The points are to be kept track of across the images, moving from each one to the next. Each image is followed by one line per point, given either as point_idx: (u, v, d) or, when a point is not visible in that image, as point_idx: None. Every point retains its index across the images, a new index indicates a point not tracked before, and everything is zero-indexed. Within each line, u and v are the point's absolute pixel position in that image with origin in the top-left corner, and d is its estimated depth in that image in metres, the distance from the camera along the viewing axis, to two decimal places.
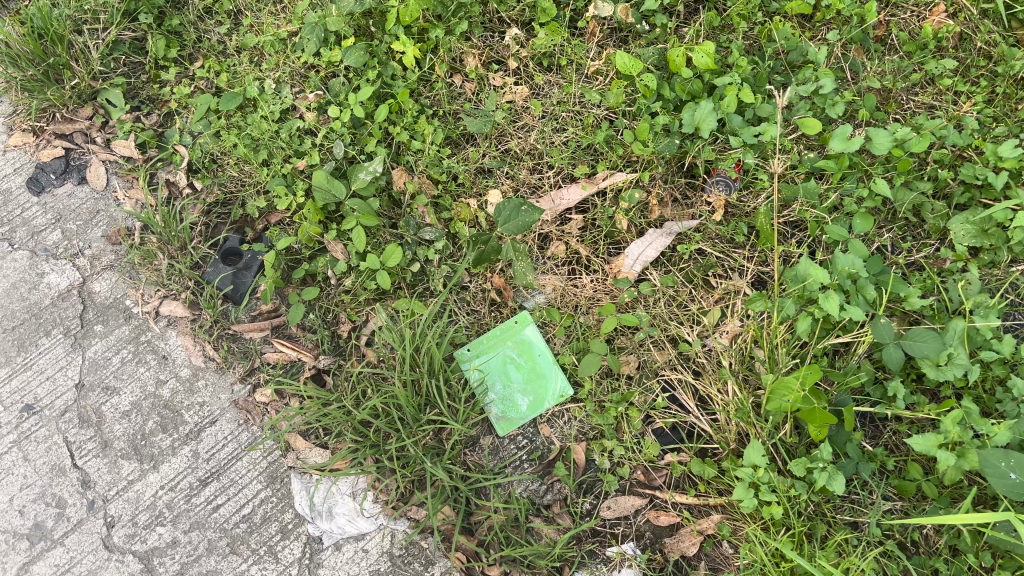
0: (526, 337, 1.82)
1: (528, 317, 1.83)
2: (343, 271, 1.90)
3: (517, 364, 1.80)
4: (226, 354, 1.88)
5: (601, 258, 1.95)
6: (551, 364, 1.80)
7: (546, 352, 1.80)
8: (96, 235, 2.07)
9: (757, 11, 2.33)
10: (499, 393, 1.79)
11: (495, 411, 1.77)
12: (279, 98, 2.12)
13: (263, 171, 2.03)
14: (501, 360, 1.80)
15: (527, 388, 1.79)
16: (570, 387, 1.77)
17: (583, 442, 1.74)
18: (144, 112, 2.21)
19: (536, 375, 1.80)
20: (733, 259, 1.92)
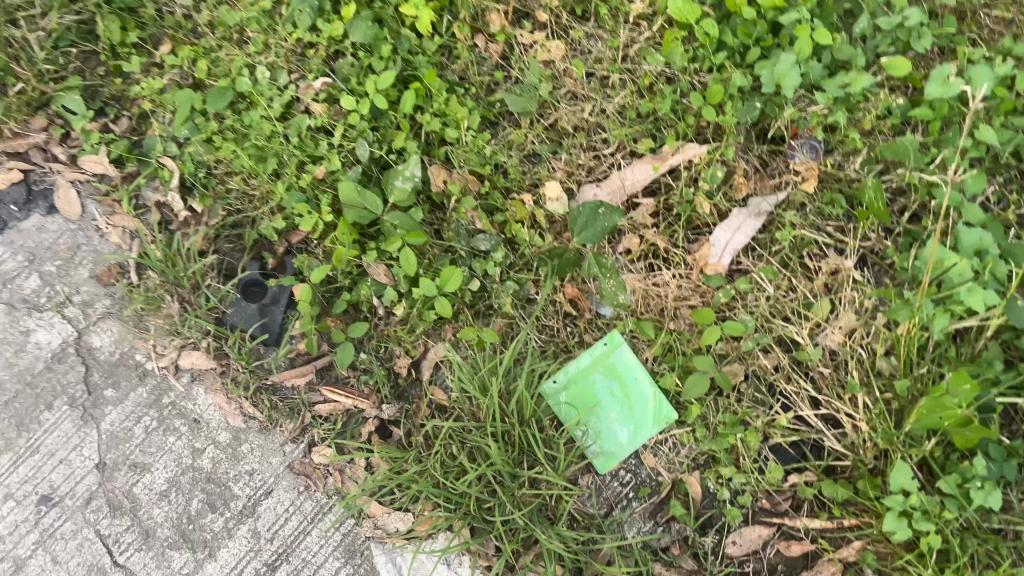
0: (614, 359, 1.60)
1: (615, 337, 1.60)
2: (395, 303, 1.63)
3: (609, 393, 1.59)
4: (269, 411, 1.62)
5: (682, 249, 1.70)
6: (647, 386, 1.58)
7: (641, 374, 1.59)
8: (82, 276, 1.73)
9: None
10: (594, 428, 1.57)
11: (594, 449, 1.56)
12: (277, 89, 1.76)
13: (274, 184, 1.70)
14: (591, 391, 1.59)
15: (624, 418, 1.58)
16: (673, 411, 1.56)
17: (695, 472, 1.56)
18: (111, 116, 1.82)
19: (632, 402, 1.58)
20: (828, 235, 1.69)
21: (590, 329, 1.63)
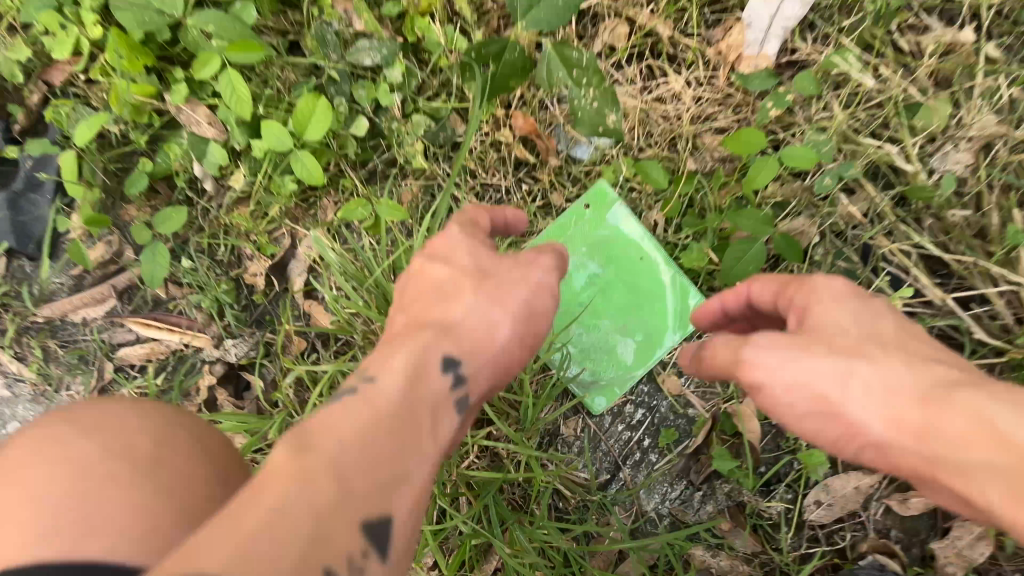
0: (602, 229, 0.97)
1: (601, 192, 0.96)
2: (234, 174, 0.98)
3: (599, 284, 0.98)
4: (45, 365, 0.99)
5: (701, 36, 1.03)
6: (658, 269, 0.96)
7: (647, 249, 0.96)
8: None
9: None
10: (579, 343, 0.98)
11: (579, 377, 0.97)
12: None
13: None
14: (571, 283, 0.98)
15: (624, 322, 0.97)
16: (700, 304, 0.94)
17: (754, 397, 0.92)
18: None
19: (636, 295, 0.97)
20: None
21: (556, 188, 1.01)
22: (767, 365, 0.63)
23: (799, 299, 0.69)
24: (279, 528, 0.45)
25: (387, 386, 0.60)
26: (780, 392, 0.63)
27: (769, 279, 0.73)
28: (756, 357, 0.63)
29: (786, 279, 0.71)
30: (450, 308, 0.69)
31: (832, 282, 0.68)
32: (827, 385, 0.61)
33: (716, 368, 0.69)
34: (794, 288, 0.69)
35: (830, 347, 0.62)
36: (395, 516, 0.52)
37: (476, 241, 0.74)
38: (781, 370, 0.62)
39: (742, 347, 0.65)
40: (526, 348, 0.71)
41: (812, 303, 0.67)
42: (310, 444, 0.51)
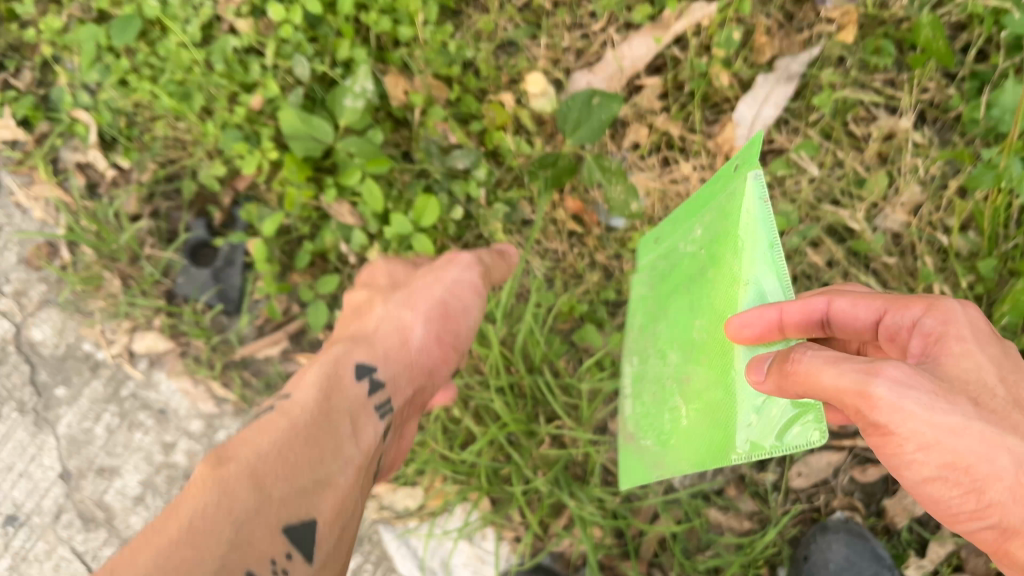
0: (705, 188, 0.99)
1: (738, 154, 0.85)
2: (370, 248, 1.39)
3: (677, 268, 1.09)
4: (241, 389, 1.40)
5: (700, 134, 1.40)
6: (754, 270, 0.88)
7: (760, 231, 0.85)
8: (11, 261, 1.51)
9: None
10: (659, 399, 1.13)
11: (641, 438, 1.16)
12: (192, 6, 1.46)
13: (206, 124, 1.44)
14: (658, 239, 1.16)
15: (671, 427, 1.08)
16: (824, 439, 0.79)
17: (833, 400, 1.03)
18: (12, 70, 1.56)
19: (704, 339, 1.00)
20: (876, 91, 1.37)
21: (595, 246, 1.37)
22: (890, 397, 0.68)
23: (938, 329, 0.77)
24: (193, 549, 0.71)
25: (302, 392, 0.92)
26: (901, 426, 0.68)
27: (906, 306, 0.82)
28: (902, 406, 0.68)
29: (924, 301, 0.80)
30: (365, 324, 1.09)
31: (965, 309, 0.78)
32: (969, 453, 0.68)
33: (802, 380, 0.73)
34: (933, 309, 0.79)
35: (974, 415, 0.69)
36: (320, 501, 0.81)
37: (388, 276, 1.19)
38: (911, 399, 0.68)
39: (870, 379, 0.68)
40: (444, 344, 1.09)
41: (950, 329, 0.76)
42: (227, 459, 0.80)
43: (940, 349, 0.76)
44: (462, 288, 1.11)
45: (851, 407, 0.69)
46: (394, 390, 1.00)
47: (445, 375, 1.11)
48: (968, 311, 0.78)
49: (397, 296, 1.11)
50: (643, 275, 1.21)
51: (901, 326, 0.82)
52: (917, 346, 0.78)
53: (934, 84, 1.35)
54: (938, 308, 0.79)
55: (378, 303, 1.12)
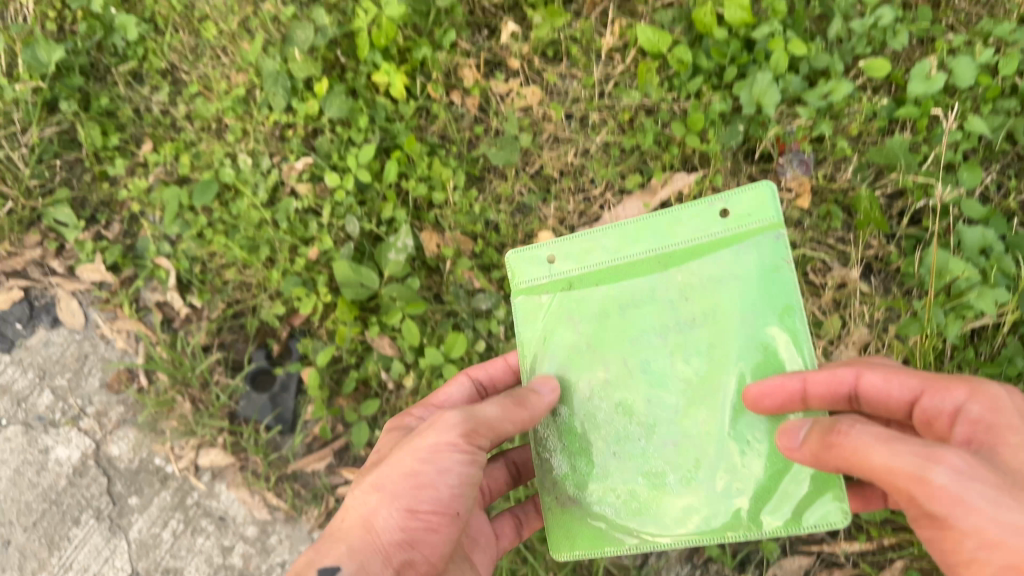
0: (667, 222, 1.17)
1: (744, 186, 1.13)
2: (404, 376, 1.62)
3: (619, 321, 1.18)
4: (293, 499, 1.63)
5: None
6: (773, 303, 1.11)
7: (761, 262, 1.12)
8: (93, 386, 1.78)
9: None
10: (630, 460, 1.15)
11: (595, 505, 1.18)
12: (261, 173, 1.79)
13: (270, 270, 1.72)
14: (552, 292, 1.22)
15: (647, 500, 1.15)
16: (847, 520, 1.06)
17: (857, 492, 1.20)
18: (103, 223, 1.86)
19: (712, 407, 1.12)
20: (830, 247, 1.67)
21: None
22: (952, 485, 0.81)
23: (989, 417, 0.91)
24: None
25: None
26: (965, 513, 0.80)
27: (948, 390, 0.97)
28: (964, 494, 0.80)
29: (968, 388, 0.95)
30: (351, 516, 1.06)
31: (1004, 397, 0.93)
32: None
33: (850, 451, 0.88)
34: (978, 395, 0.94)
35: None
36: None
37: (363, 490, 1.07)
38: (974, 489, 0.81)
39: (930, 465, 0.82)
40: (416, 520, 1.02)
41: (1000, 419, 0.91)
42: None
43: (994, 437, 0.90)
44: (434, 453, 1.03)
45: (914, 488, 0.82)
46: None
47: (440, 541, 1.05)
48: (1010, 399, 0.94)
49: (372, 473, 1.08)
50: (528, 327, 1.23)
51: (942, 409, 0.97)
52: (964, 430, 0.94)
53: (875, 243, 1.64)
54: (983, 393, 0.94)
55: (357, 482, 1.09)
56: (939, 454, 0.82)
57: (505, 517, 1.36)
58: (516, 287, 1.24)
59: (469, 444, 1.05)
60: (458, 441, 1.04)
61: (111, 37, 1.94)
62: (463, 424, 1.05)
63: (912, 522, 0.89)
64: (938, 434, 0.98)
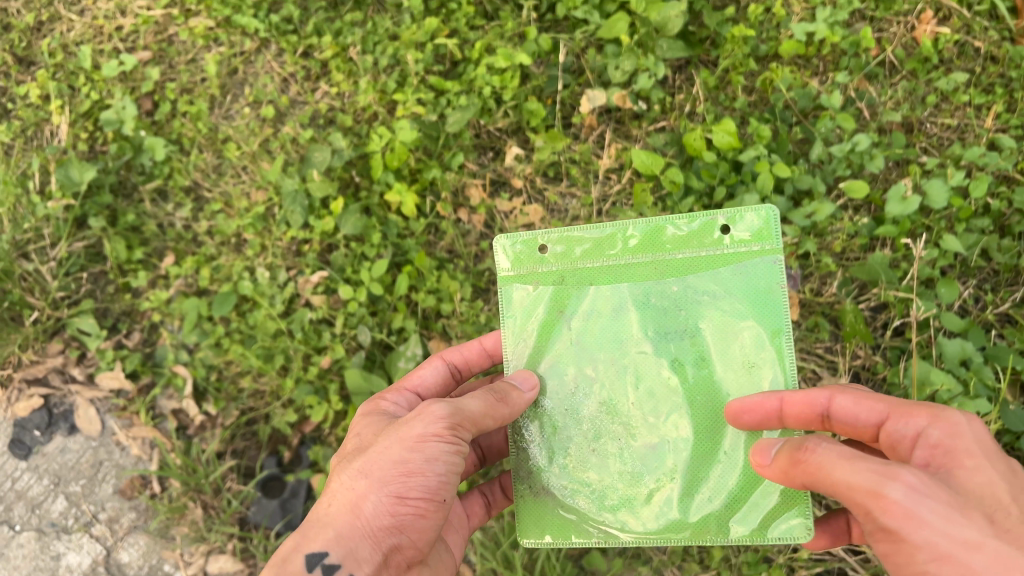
0: (660, 229, 1.23)
1: (745, 209, 1.20)
2: None
3: (608, 320, 1.25)
4: None
5: None
6: (763, 323, 1.19)
7: (754, 279, 1.20)
8: (107, 491, 1.85)
9: (764, 20, 1.93)
10: (604, 457, 1.23)
11: (568, 498, 1.25)
12: (277, 285, 1.89)
13: (284, 378, 1.81)
14: (541, 281, 1.28)
15: (619, 497, 1.22)
16: (810, 536, 1.16)
17: (825, 529, 1.26)
18: (123, 332, 1.95)
19: (689, 413, 1.21)
20: (819, 356, 1.76)
21: None
22: (905, 501, 0.88)
23: (948, 442, 0.98)
24: None
25: None
26: (915, 528, 0.87)
27: (912, 415, 1.03)
28: (914, 510, 0.88)
29: (931, 411, 1.02)
30: (335, 496, 1.11)
31: (966, 422, 1.00)
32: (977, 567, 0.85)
33: (815, 468, 0.96)
34: (941, 419, 1.00)
35: (980, 529, 0.87)
36: None
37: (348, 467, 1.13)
38: (925, 506, 0.88)
39: (884, 482, 0.89)
40: (403, 502, 1.06)
41: (959, 443, 0.98)
42: None
43: (952, 460, 0.97)
44: (419, 442, 1.07)
45: (868, 501, 0.89)
46: (355, 563, 1.05)
47: (425, 527, 1.09)
48: (971, 424, 1.00)
49: (359, 460, 1.11)
50: (512, 311, 1.29)
51: (905, 434, 1.03)
52: (924, 452, 1.00)
53: (862, 355, 1.73)
54: (943, 418, 1.00)
55: (341, 469, 1.13)
56: (894, 471, 0.90)
57: (473, 496, 1.42)
58: (506, 270, 1.30)
59: (454, 435, 1.09)
60: (442, 432, 1.08)
61: (140, 157, 2.05)
62: (448, 417, 1.09)
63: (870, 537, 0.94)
64: (901, 457, 1.04)
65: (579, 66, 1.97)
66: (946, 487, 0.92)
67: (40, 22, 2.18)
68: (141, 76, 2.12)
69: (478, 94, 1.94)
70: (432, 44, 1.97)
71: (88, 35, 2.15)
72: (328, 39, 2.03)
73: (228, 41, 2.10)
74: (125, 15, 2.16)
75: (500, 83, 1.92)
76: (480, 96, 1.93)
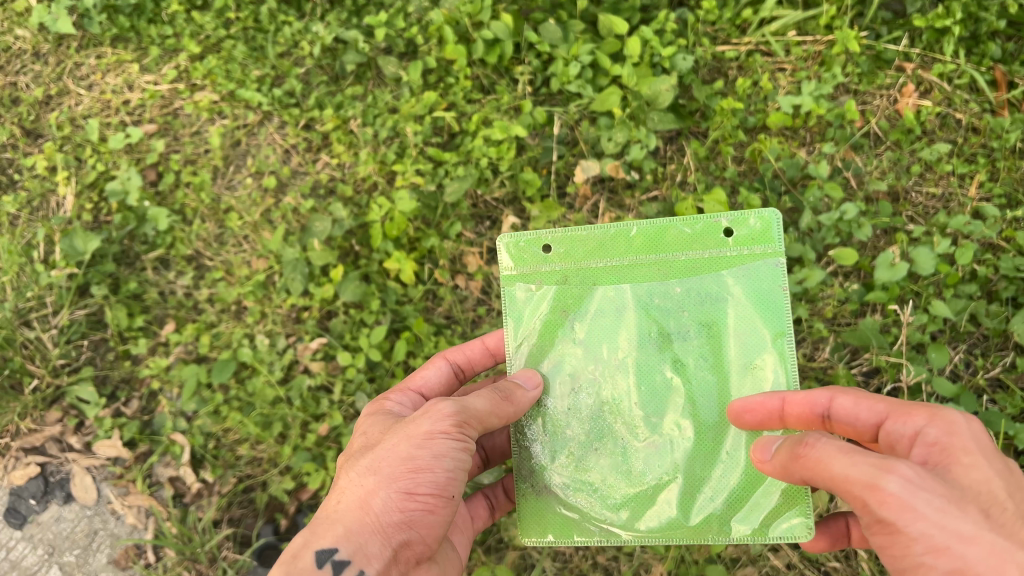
0: (664, 231, 1.32)
1: (748, 212, 1.30)
2: None
3: (612, 320, 1.33)
4: None
5: None
6: (765, 326, 1.28)
7: (754, 283, 1.28)
8: (101, 561, 1.86)
9: (752, 93, 2.00)
10: (608, 457, 1.31)
11: (572, 497, 1.32)
12: (277, 352, 1.92)
13: (282, 446, 1.84)
14: (544, 281, 1.36)
15: (623, 496, 1.30)
16: (810, 534, 1.24)
17: (824, 531, 1.34)
18: (122, 399, 1.96)
19: (691, 412, 1.29)
20: None
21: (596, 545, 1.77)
22: (902, 495, 0.91)
23: (946, 441, 1.01)
24: None
25: None
26: (911, 520, 0.90)
27: (911, 415, 1.06)
28: (912, 504, 0.91)
29: (931, 411, 1.05)
30: (343, 491, 1.15)
31: (964, 422, 1.02)
32: (973, 563, 0.88)
33: (816, 462, 1.00)
34: (939, 418, 1.03)
35: (975, 524, 0.91)
36: None
37: (358, 461, 1.18)
38: (921, 499, 0.91)
39: (883, 475, 0.92)
40: (412, 496, 1.11)
41: (956, 442, 1.00)
42: None
43: (949, 458, 0.99)
44: (427, 439, 1.13)
45: (865, 494, 0.93)
46: (364, 559, 1.08)
47: (434, 523, 1.13)
48: (970, 424, 1.03)
49: (367, 458, 1.16)
50: (514, 309, 1.37)
51: (904, 433, 1.06)
52: (923, 451, 1.03)
53: None
54: (941, 416, 1.03)
55: (348, 468, 1.17)
56: (890, 465, 0.93)
57: (478, 500, 1.49)
58: (510, 269, 1.38)
59: (460, 432, 1.15)
60: (450, 429, 1.14)
61: (143, 226, 2.08)
62: (455, 415, 1.15)
63: (867, 530, 0.97)
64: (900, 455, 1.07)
65: (573, 137, 2.02)
66: (946, 482, 0.96)
67: (49, 96, 2.24)
68: (146, 148, 2.18)
69: (475, 164, 1.99)
70: (431, 116, 2.03)
71: (95, 109, 2.22)
72: (329, 113, 2.10)
73: (232, 114, 2.16)
74: (132, 90, 2.22)
75: (496, 154, 1.97)
76: (477, 166, 1.98)
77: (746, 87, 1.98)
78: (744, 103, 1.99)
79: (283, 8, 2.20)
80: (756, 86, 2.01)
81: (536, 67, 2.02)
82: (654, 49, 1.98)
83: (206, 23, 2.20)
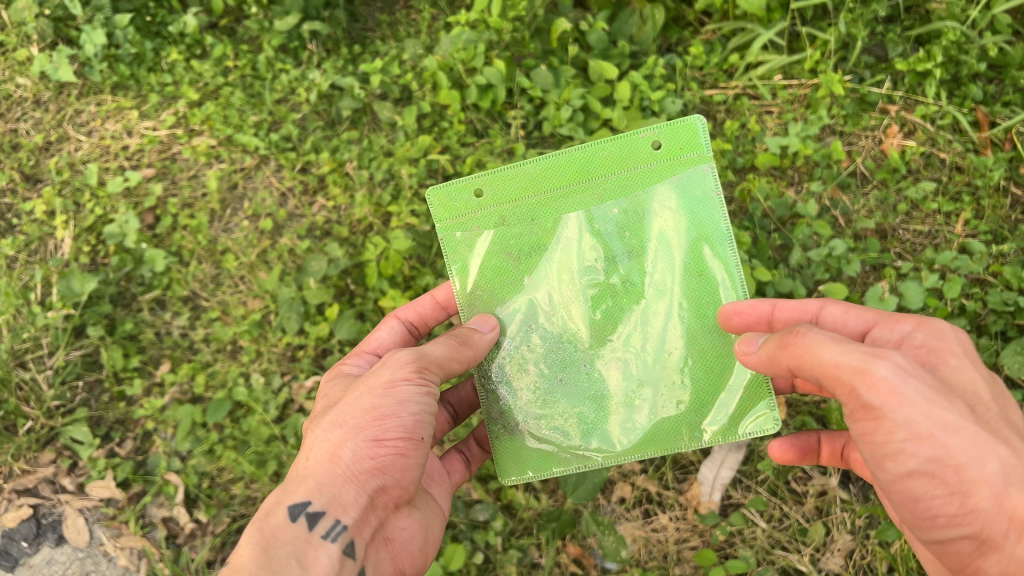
0: (593, 155, 1.39)
1: (674, 121, 1.37)
2: None
3: (561, 255, 1.41)
4: None
5: (672, 489, 1.80)
6: (703, 228, 1.38)
7: (691, 191, 1.38)
8: None
9: (740, 135, 2.04)
10: (576, 386, 1.40)
11: (545, 430, 1.41)
12: (272, 391, 1.93)
13: (276, 484, 1.84)
14: (482, 225, 1.42)
15: (594, 419, 1.39)
16: (779, 425, 1.34)
17: (794, 442, 1.46)
18: (116, 440, 1.96)
19: (651, 330, 1.38)
20: None
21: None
22: (891, 381, 0.97)
23: (934, 345, 1.12)
24: None
25: (245, 550, 1.05)
26: (897, 406, 0.97)
27: (899, 323, 1.18)
28: (901, 392, 0.97)
29: (920, 320, 1.16)
30: (310, 451, 1.18)
31: (954, 333, 1.13)
32: (953, 452, 0.96)
33: (802, 352, 1.06)
34: (928, 326, 1.14)
35: (958, 417, 0.98)
36: None
37: (323, 420, 1.21)
38: (908, 387, 0.97)
39: (873, 363, 0.99)
40: (382, 442, 1.13)
41: (944, 346, 1.11)
42: None
43: (936, 359, 1.10)
44: (389, 388, 1.17)
45: (853, 379, 0.99)
46: (339, 508, 1.10)
47: (408, 467, 1.16)
48: (956, 333, 1.13)
49: (332, 414, 1.20)
50: (456, 256, 1.43)
51: (890, 337, 1.18)
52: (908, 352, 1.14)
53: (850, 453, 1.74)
54: (929, 325, 1.14)
55: (314, 428, 1.21)
56: (881, 354, 1.00)
57: (453, 455, 1.54)
58: (445, 219, 1.44)
59: (422, 377, 1.20)
60: (411, 375, 1.19)
61: (140, 268, 2.10)
62: (414, 362, 1.21)
63: (848, 418, 1.04)
64: None
65: None
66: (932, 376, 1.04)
67: (49, 142, 2.27)
68: (143, 192, 2.20)
69: None
70: (425, 159, 2.06)
71: (95, 154, 2.25)
72: (325, 156, 2.13)
73: (230, 158, 2.20)
74: (131, 136, 2.26)
75: None
76: None
77: (734, 128, 2.02)
78: (733, 145, 2.03)
79: (281, 56, 2.25)
80: (743, 129, 2.05)
81: (528, 111, 2.06)
82: (643, 93, 2.02)
83: (205, 71, 2.25)
